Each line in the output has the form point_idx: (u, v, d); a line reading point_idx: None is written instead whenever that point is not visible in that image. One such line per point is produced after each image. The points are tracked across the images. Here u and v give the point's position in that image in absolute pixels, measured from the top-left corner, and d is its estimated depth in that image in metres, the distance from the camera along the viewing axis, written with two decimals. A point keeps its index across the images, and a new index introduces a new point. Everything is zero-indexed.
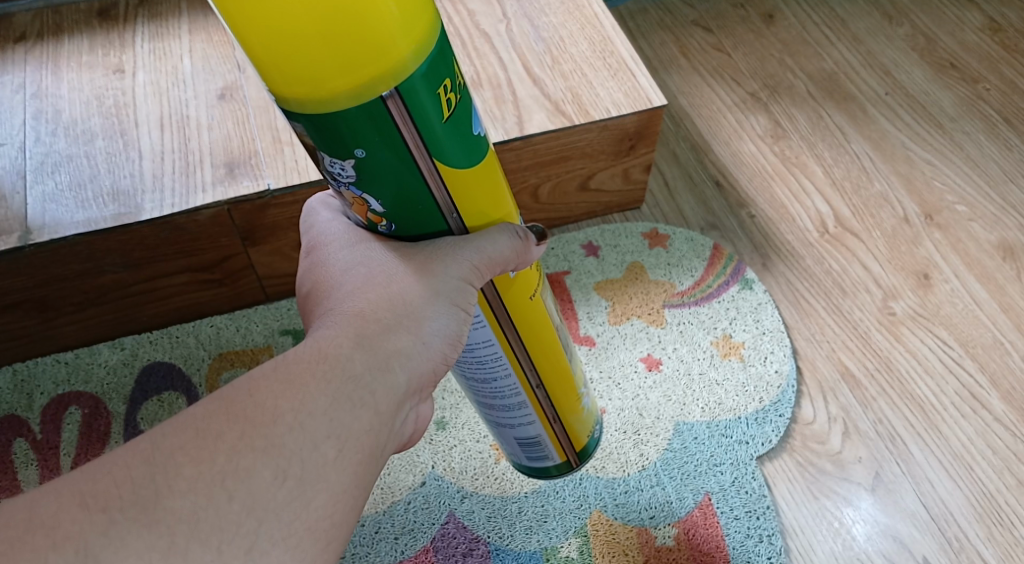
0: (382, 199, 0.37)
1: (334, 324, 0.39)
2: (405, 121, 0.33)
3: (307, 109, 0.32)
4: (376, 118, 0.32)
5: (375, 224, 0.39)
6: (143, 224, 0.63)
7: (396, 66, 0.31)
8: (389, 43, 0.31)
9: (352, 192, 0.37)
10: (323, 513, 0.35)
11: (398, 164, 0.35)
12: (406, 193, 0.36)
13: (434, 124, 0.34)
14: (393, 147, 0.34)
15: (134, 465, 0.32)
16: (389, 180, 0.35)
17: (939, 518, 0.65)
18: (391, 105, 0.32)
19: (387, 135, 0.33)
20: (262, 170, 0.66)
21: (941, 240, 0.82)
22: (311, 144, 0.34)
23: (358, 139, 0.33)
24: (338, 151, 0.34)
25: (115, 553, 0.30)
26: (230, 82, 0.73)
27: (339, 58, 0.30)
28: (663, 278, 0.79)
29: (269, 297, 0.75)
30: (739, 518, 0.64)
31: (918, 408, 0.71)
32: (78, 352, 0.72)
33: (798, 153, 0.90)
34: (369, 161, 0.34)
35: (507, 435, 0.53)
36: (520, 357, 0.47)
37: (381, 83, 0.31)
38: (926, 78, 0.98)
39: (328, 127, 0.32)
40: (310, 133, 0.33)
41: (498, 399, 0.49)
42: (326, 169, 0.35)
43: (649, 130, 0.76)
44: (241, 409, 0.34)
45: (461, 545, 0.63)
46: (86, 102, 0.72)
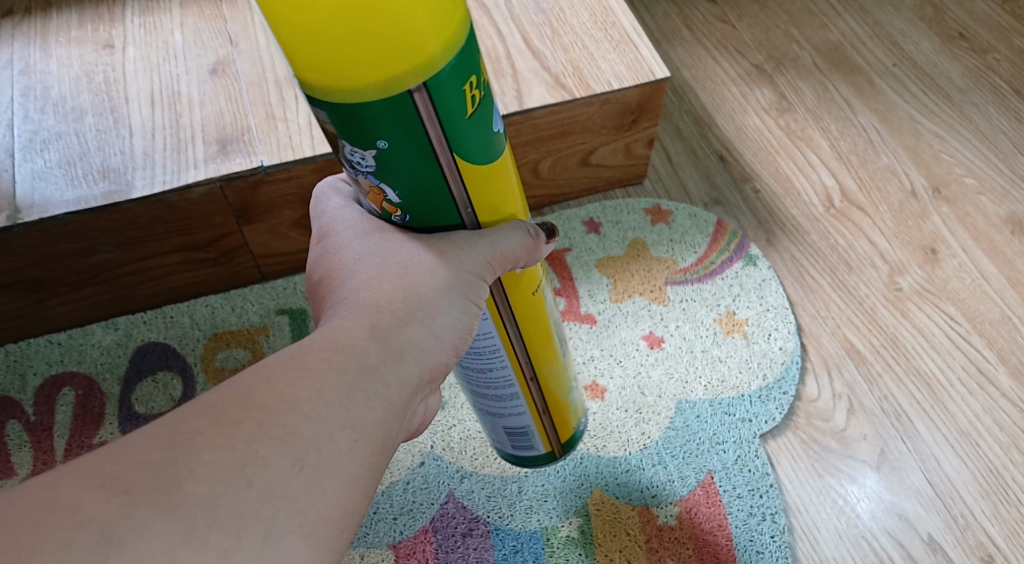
0: (399, 190, 0.35)
1: (348, 315, 0.38)
2: (429, 116, 0.32)
3: (328, 99, 0.31)
4: (400, 111, 0.31)
5: (390, 214, 0.38)
6: (134, 202, 0.62)
7: (428, 62, 0.30)
8: (424, 38, 0.30)
9: (370, 180, 0.35)
10: (337, 502, 0.34)
11: (418, 156, 0.33)
12: (423, 185, 0.35)
13: (457, 120, 0.33)
14: (415, 141, 0.32)
15: (154, 450, 0.31)
16: (407, 171, 0.34)
17: (945, 495, 0.64)
18: (416, 100, 0.31)
19: (410, 128, 0.32)
20: (255, 147, 0.65)
21: (949, 214, 0.81)
22: (332, 132, 0.33)
23: (381, 131, 0.32)
24: (357, 141, 0.32)
25: (137, 535, 0.29)
26: (222, 56, 0.72)
27: (369, 51, 0.29)
28: (666, 254, 0.78)
29: (265, 276, 0.74)
30: (741, 496, 0.63)
31: (924, 383, 0.70)
32: (71, 332, 0.71)
33: (804, 126, 0.88)
34: (389, 154, 0.33)
35: (496, 424, 0.52)
36: (518, 352, 0.46)
37: (411, 77, 0.30)
38: (934, 49, 0.96)
39: (352, 118, 0.31)
40: (332, 121, 0.32)
41: (492, 390, 0.48)
42: (345, 157, 0.34)
43: (652, 103, 0.75)
44: (258, 396, 0.34)
45: (461, 525, 0.62)
46: (75, 79, 0.70)
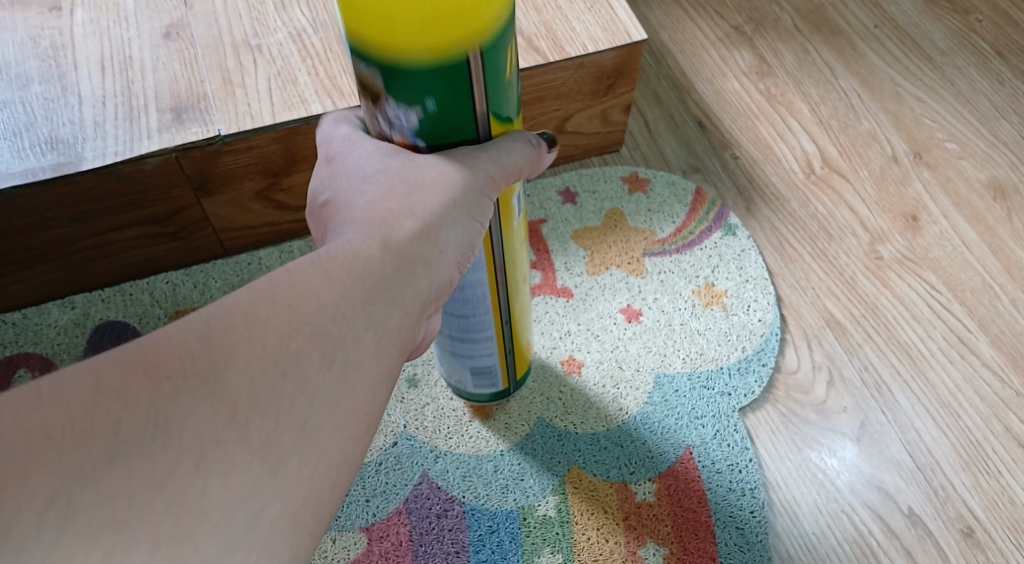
0: (431, 139, 0.40)
1: (359, 228, 0.38)
2: (477, 77, 0.38)
3: (384, 58, 0.36)
4: (455, 76, 0.37)
5: (414, 147, 0.41)
6: (85, 175, 0.59)
7: (476, 34, 0.36)
8: (476, 13, 0.35)
9: (405, 129, 0.40)
10: (364, 396, 0.36)
11: (459, 111, 0.39)
12: (458, 135, 0.40)
13: (496, 79, 0.38)
14: (460, 98, 0.38)
15: (192, 341, 0.33)
16: (446, 124, 0.39)
17: (925, 467, 0.64)
18: (468, 66, 0.37)
19: (456, 86, 0.37)
20: (212, 115, 0.62)
21: (930, 180, 0.79)
22: (382, 89, 0.38)
23: (430, 89, 0.37)
24: (409, 99, 0.38)
25: (184, 419, 0.31)
26: (176, 19, 0.68)
27: (425, 24, 0.34)
28: (644, 225, 0.76)
29: (228, 252, 0.71)
30: (721, 471, 0.62)
31: (904, 353, 0.69)
32: (25, 312, 0.68)
33: (784, 90, 0.86)
34: (435, 110, 0.38)
35: (462, 362, 0.57)
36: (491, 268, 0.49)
37: (459, 47, 0.36)
38: (917, 10, 0.94)
39: (411, 82, 0.37)
40: (392, 84, 0.37)
41: (456, 301, 0.50)
42: (388, 110, 0.39)
43: (628, 67, 0.72)
44: (285, 296, 0.35)
45: (436, 506, 0.60)
46: (19, 44, 0.66)
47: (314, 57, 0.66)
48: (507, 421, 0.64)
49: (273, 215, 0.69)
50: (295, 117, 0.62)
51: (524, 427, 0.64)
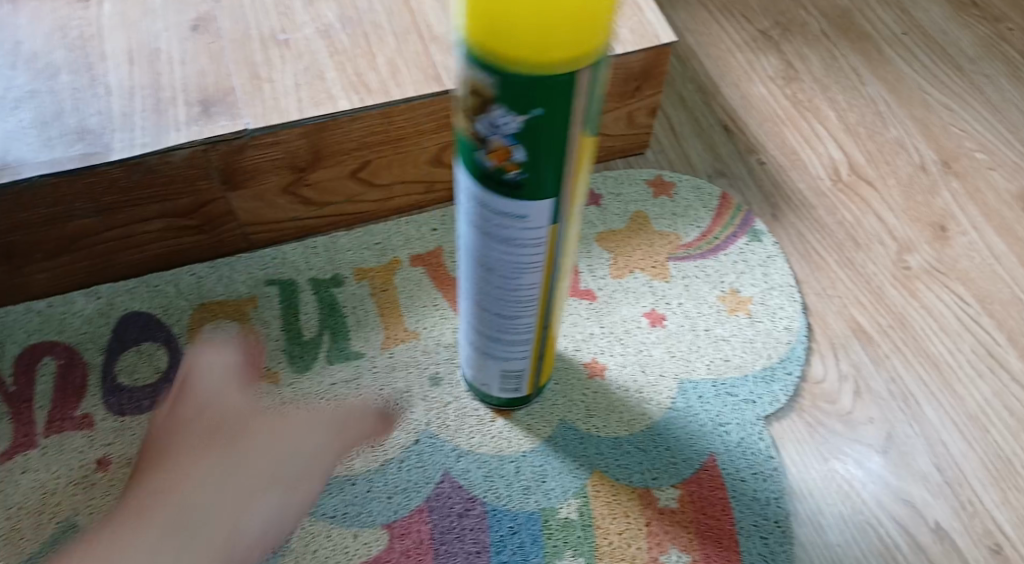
0: (527, 151, 0.41)
1: None
2: (584, 93, 0.39)
3: (494, 62, 0.38)
4: (569, 86, 0.38)
5: (505, 173, 0.42)
6: (112, 165, 0.59)
7: (581, 55, 0.37)
8: (587, 35, 0.37)
9: (503, 140, 0.41)
10: None
11: (556, 125, 0.40)
12: (549, 147, 0.41)
13: (595, 96, 0.40)
14: (566, 112, 0.40)
15: None
16: (543, 137, 0.40)
17: (953, 482, 0.62)
18: (580, 79, 0.38)
19: (562, 99, 0.39)
20: (239, 109, 0.62)
21: (959, 190, 0.78)
22: (490, 96, 0.39)
23: (534, 100, 0.38)
24: (515, 106, 0.39)
25: None
26: (203, 12, 0.68)
27: (538, 35, 0.36)
28: (669, 228, 0.75)
29: (252, 245, 0.71)
30: (745, 479, 0.61)
31: (932, 365, 0.68)
32: (50, 301, 0.68)
33: (811, 96, 0.85)
34: (539, 122, 0.40)
35: (496, 365, 0.58)
36: (556, 243, 0.48)
37: (563, 66, 0.37)
38: (946, 17, 0.93)
39: (529, 86, 0.38)
40: (507, 86, 0.38)
41: (506, 298, 0.51)
42: (490, 118, 0.40)
43: (656, 69, 0.72)
44: None
45: (457, 505, 0.60)
46: (47, 34, 0.66)
47: (341, 54, 0.67)
48: (530, 421, 0.63)
49: (298, 210, 0.69)
50: (322, 113, 0.62)
51: (547, 429, 0.63)
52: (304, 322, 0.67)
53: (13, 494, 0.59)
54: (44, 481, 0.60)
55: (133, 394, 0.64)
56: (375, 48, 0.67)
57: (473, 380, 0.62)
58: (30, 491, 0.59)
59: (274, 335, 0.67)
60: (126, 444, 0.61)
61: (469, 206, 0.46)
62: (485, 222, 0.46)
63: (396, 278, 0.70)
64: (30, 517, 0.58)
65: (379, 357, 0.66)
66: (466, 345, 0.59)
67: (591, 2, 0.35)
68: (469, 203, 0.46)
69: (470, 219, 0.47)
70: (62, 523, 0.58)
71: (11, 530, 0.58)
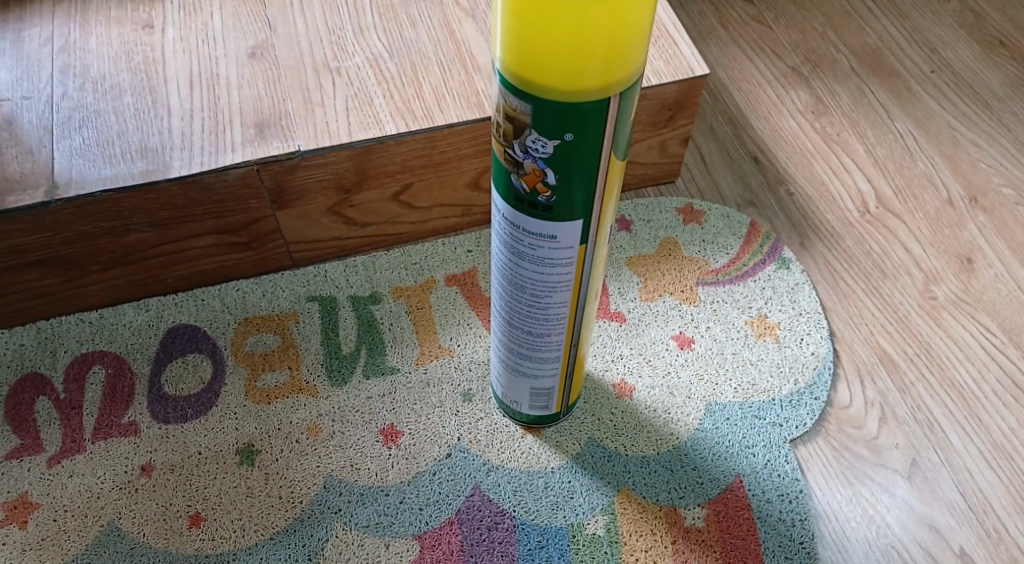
0: (559, 174, 0.43)
1: None
2: (613, 117, 0.41)
3: (529, 89, 0.40)
4: (599, 111, 0.41)
5: (538, 195, 0.45)
6: (171, 182, 0.62)
7: (612, 81, 0.40)
8: (618, 63, 0.39)
9: (535, 165, 0.43)
10: None
11: (587, 149, 0.42)
12: (580, 169, 0.43)
13: (624, 121, 0.43)
14: (595, 137, 0.42)
15: None
16: (574, 160, 0.43)
17: (978, 509, 0.63)
18: (609, 104, 0.41)
19: (592, 123, 0.41)
20: (292, 132, 0.66)
21: (986, 224, 0.80)
22: (526, 121, 0.41)
23: (568, 124, 0.41)
24: (549, 130, 0.41)
25: None
26: (260, 41, 0.73)
27: (572, 63, 0.38)
28: (698, 254, 0.77)
29: (296, 263, 0.73)
30: (771, 501, 0.62)
31: (958, 394, 0.69)
32: (102, 312, 0.70)
33: (840, 130, 0.87)
34: (570, 146, 0.42)
35: (529, 381, 0.60)
36: (585, 262, 0.50)
37: (595, 91, 0.40)
38: (974, 56, 0.95)
39: (560, 113, 0.40)
40: (539, 114, 0.41)
41: (536, 316, 0.53)
42: (523, 143, 0.43)
43: (689, 101, 0.74)
44: None
45: (487, 518, 0.61)
46: (114, 58, 0.71)
47: (389, 81, 0.70)
48: (559, 438, 0.65)
49: (340, 230, 0.72)
50: (370, 136, 0.65)
51: (575, 446, 0.65)
52: (342, 338, 0.69)
53: (60, 496, 0.60)
54: (90, 485, 0.61)
55: (178, 403, 0.65)
56: (421, 76, 0.71)
57: (504, 396, 0.63)
58: (76, 494, 0.61)
59: (314, 350, 0.69)
60: (170, 451, 0.63)
61: (502, 228, 0.49)
62: (517, 243, 0.48)
63: (432, 297, 0.72)
64: (74, 520, 0.59)
65: (414, 373, 0.68)
66: (494, 364, 0.61)
67: (623, 32, 0.38)
68: (503, 225, 0.48)
69: (503, 241, 0.49)
70: (106, 526, 0.59)
71: (56, 531, 0.59)
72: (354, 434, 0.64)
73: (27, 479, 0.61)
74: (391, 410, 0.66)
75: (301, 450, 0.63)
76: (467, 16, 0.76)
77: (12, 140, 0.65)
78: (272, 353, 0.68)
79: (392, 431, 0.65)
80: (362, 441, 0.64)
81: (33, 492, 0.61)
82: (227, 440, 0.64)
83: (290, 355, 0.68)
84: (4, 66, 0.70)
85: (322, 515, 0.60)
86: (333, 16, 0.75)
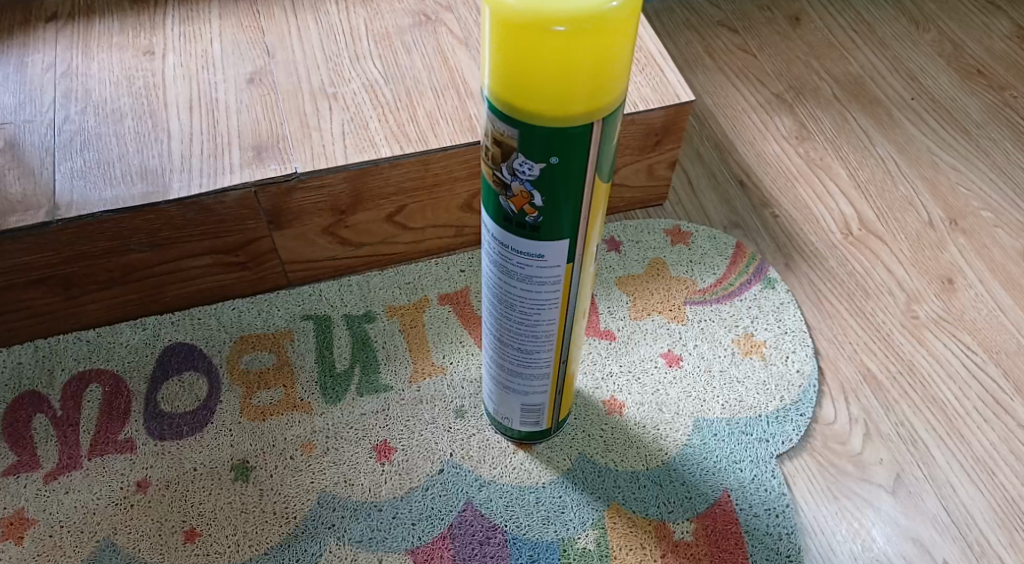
0: (546, 195, 0.45)
1: None
2: (597, 141, 0.43)
3: (517, 115, 0.42)
4: (584, 134, 0.42)
5: (525, 215, 0.46)
6: (170, 203, 0.64)
7: (597, 107, 0.42)
8: (602, 90, 0.41)
9: (523, 186, 0.45)
10: None
11: (573, 171, 0.44)
12: (567, 190, 0.45)
13: (607, 144, 0.44)
14: (580, 160, 0.44)
15: None
16: (561, 182, 0.44)
17: (961, 523, 0.64)
18: (593, 128, 0.42)
19: (577, 147, 0.43)
20: (290, 155, 0.67)
21: (965, 245, 0.82)
22: (513, 145, 0.43)
23: (555, 148, 0.43)
24: (536, 154, 0.43)
25: None
26: (259, 67, 0.75)
27: (558, 90, 0.40)
28: (685, 274, 0.78)
29: (291, 283, 0.75)
30: (758, 515, 0.63)
31: (940, 411, 0.70)
32: (99, 331, 0.71)
33: (823, 155, 0.89)
34: (556, 169, 0.44)
35: (518, 398, 0.61)
36: (573, 280, 0.51)
37: (581, 117, 0.42)
38: (952, 84, 0.98)
39: (546, 136, 0.42)
40: (526, 137, 0.42)
41: (525, 334, 0.55)
42: (511, 166, 0.44)
43: (675, 126, 0.77)
44: None
45: (479, 533, 0.62)
46: (116, 83, 0.73)
47: (384, 106, 0.72)
48: (550, 454, 0.66)
49: (335, 250, 0.73)
50: (365, 159, 0.67)
51: (565, 462, 0.66)
52: (336, 356, 0.71)
53: (56, 512, 0.61)
54: (86, 501, 0.62)
55: (174, 420, 0.66)
56: (416, 101, 0.73)
57: (495, 413, 0.65)
58: (72, 510, 0.61)
59: (308, 367, 0.70)
60: (166, 467, 0.64)
61: (493, 247, 0.50)
62: (506, 262, 0.50)
63: (425, 316, 0.73)
64: (70, 535, 0.60)
65: (407, 390, 0.69)
66: (485, 381, 0.63)
67: (607, 60, 0.40)
68: (493, 244, 0.50)
69: (493, 260, 0.51)
70: (101, 541, 0.60)
71: (51, 547, 0.59)
72: (347, 450, 0.65)
73: (23, 495, 0.62)
74: (384, 426, 0.67)
75: (296, 466, 0.64)
76: (460, 44, 0.78)
77: (15, 162, 0.67)
78: (267, 370, 0.69)
79: (386, 448, 0.65)
80: (355, 457, 0.65)
81: (29, 509, 0.61)
82: (222, 457, 0.64)
83: (285, 373, 0.69)
84: (8, 90, 0.72)
85: (316, 530, 0.61)
86: (330, 43, 0.77)
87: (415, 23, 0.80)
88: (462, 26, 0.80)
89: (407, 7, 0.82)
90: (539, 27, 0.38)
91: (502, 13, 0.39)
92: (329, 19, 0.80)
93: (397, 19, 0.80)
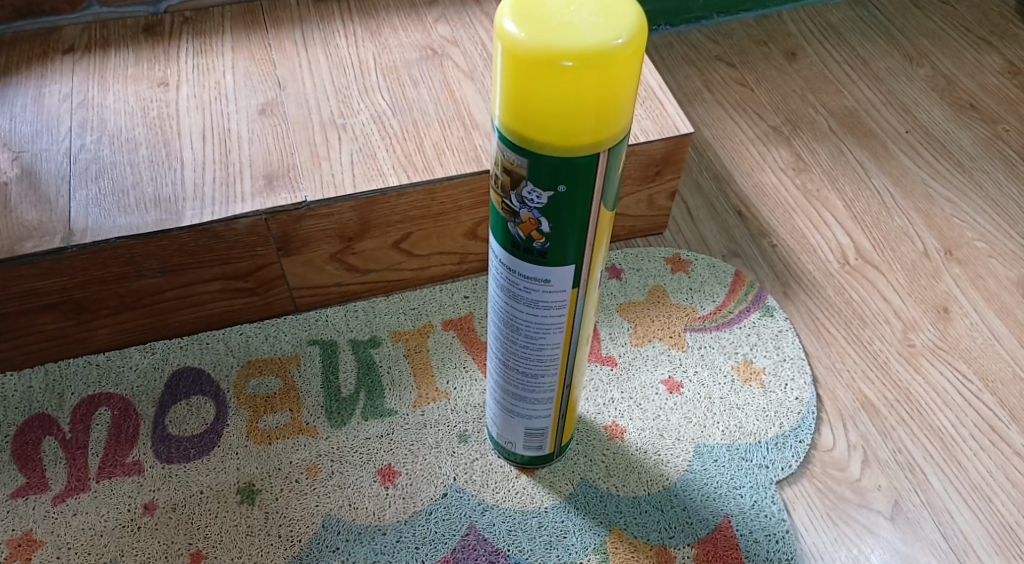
0: (552, 221, 0.47)
1: None
2: (603, 170, 0.45)
3: (526, 145, 0.43)
4: (591, 164, 0.44)
5: (533, 242, 0.48)
6: (183, 229, 0.66)
7: (604, 138, 0.43)
8: (608, 123, 0.43)
9: (531, 214, 0.46)
10: None
11: (580, 199, 0.46)
12: (572, 218, 0.47)
13: (613, 173, 0.46)
14: (586, 190, 0.45)
15: None
16: (568, 211, 0.46)
17: (959, 549, 0.65)
18: (600, 159, 0.44)
19: (583, 177, 0.45)
20: (300, 183, 0.69)
21: (961, 275, 0.83)
22: (523, 174, 0.45)
23: (561, 177, 0.44)
24: (544, 182, 0.45)
25: None
26: (270, 98, 0.77)
27: (566, 122, 0.42)
28: (685, 302, 0.80)
29: (298, 309, 0.76)
30: (759, 541, 0.64)
31: (937, 438, 0.71)
32: (109, 355, 0.72)
33: (820, 186, 0.91)
34: (563, 198, 0.45)
35: (522, 421, 0.62)
36: (576, 307, 0.53)
37: (587, 147, 0.43)
38: (946, 118, 1.00)
39: (555, 166, 0.44)
40: (536, 167, 0.44)
41: (531, 358, 0.56)
42: (520, 195, 0.46)
43: (676, 156, 0.78)
44: None
45: (482, 556, 0.62)
46: (131, 113, 0.75)
47: (392, 137, 0.74)
48: (552, 479, 0.67)
49: (342, 276, 0.75)
50: (373, 189, 0.69)
51: (568, 487, 0.66)
52: (342, 381, 0.72)
53: (64, 534, 0.62)
54: (94, 522, 0.62)
55: (181, 444, 0.67)
56: (423, 132, 0.75)
57: (499, 438, 0.66)
58: (80, 531, 0.62)
59: (315, 392, 0.71)
60: (173, 490, 0.65)
61: (499, 272, 0.52)
62: (513, 286, 0.51)
63: (429, 341, 0.75)
64: (78, 557, 0.61)
65: (411, 414, 0.70)
66: (490, 406, 0.64)
67: (613, 94, 0.42)
68: (500, 269, 0.51)
69: (499, 284, 0.52)
70: (109, 563, 0.61)
71: None
72: (352, 473, 0.66)
73: (32, 517, 0.63)
74: (389, 450, 0.68)
75: (301, 490, 0.65)
76: (466, 77, 0.80)
77: (31, 189, 0.68)
78: (274, 395, 0.70)
79: (390, 472, 0.66)
80: (360, 480, 0.66)
81: (37, 530, 0.62)
82: (228, 480, 0.65)
83: (291, 398, 0.70)
84: (25, 119, 0.74)
85: (321, 553, 0.62)
86: (339, 76, 0.79)
87: (422, 57, 0.82)
88: (468, 60, 0.82)
89: (415, 41, 0.84)
90: (549, 62, 0.40)
91: (513, 49, 0.40)
92: (339, 52, 0.82)
93: (405, 53, 0.83)
